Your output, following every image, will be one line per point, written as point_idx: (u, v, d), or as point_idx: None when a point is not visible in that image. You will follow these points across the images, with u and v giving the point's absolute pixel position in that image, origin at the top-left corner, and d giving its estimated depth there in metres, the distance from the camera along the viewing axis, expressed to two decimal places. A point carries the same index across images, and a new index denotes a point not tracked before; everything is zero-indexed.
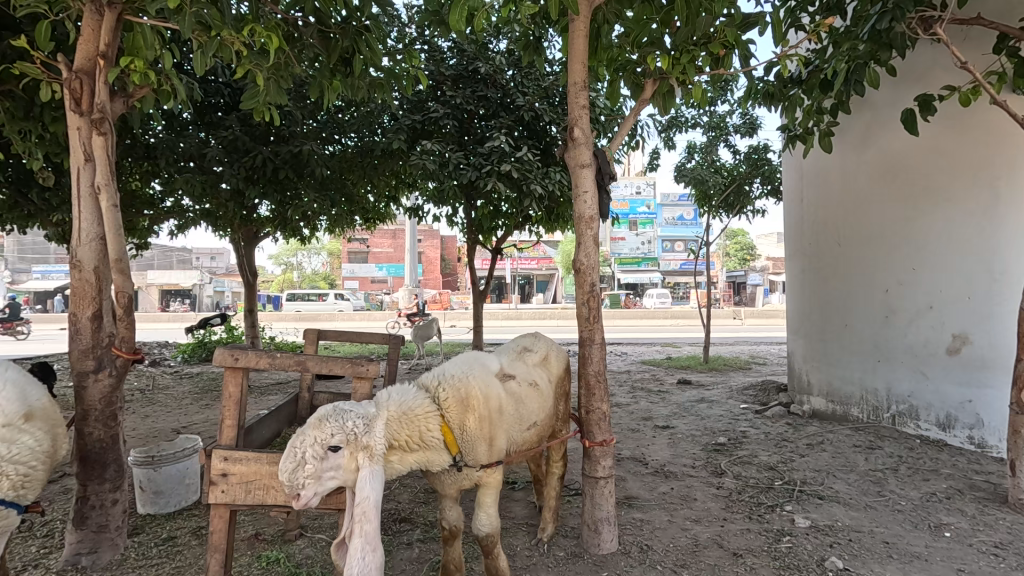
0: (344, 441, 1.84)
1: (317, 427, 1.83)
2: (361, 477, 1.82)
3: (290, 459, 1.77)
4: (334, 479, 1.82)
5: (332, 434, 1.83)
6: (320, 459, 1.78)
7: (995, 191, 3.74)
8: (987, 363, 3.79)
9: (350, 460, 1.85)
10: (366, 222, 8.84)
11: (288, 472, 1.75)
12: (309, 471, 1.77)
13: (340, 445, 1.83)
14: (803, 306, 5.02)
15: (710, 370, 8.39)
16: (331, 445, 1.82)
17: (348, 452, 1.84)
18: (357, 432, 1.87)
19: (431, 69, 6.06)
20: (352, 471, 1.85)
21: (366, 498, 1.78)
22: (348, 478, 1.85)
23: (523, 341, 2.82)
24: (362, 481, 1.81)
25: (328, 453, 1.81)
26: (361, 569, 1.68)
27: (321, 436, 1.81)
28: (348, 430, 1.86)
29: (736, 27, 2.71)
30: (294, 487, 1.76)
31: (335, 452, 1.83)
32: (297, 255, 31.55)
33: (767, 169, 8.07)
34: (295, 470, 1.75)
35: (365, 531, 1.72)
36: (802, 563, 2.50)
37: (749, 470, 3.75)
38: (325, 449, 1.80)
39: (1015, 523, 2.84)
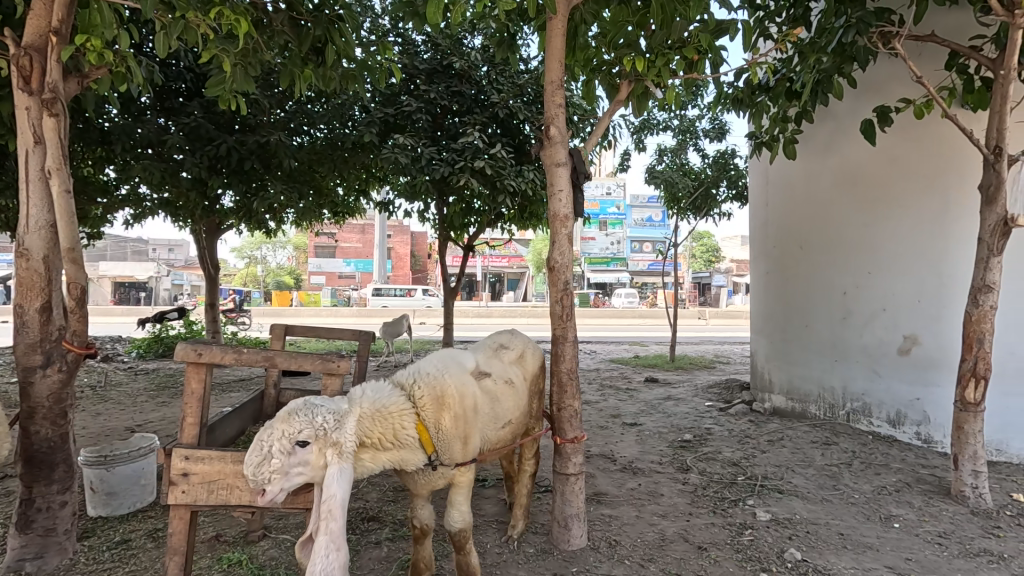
0: (312, 437, 1.83)
1: (285, 422, 1.82)
2: (328, 475, 1.81)
3: (256, 453, 1.77)
4: (300, 475, 1.81)
5: (299, 429, 1.82)
6: (286, 455, 1.77)
7: (947, 200, 3.94)
8: (935, 363, 4.00)
9: (318, 457, 1.84)
10: (335, 216, 8.66)
11: (253, 467, 1.75)
12: (275, 467, 1.76)
13: (307, 441, 1.82)
14: (767, 307, 5.20)
15: (676, 368, 8.58)
16: (298, 441, 1.81)
17: (315, 448, 1.83)
18: (326, 428, 1.86)
19: (405, 62, 5.96)
20: (319, 468, 1.83)
21: (331, 497, 1.76)
22: (315, 474, 1.84)
23: (500, 338, 2.81)
24: (329, 479, 1.80)
25: (295, 449, 1.80)
26: (324, 567, 1.68)
27: (288, 432, 1.80)
28: (317, 426, 1.85)
29: (709, 32, 2.76)
30: (258, 481, 1.76)
31: (303, 447, 1.82)
32: (261, 249, 30.64)
33: (733, 173, 8.30)
34: (260, 464, 1.75)
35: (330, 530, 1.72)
36: (763, 555, 2.59)
37: (713, 466, 3.85)
38: (292, 444, 1.79)
39: (958, 514, 3.01)
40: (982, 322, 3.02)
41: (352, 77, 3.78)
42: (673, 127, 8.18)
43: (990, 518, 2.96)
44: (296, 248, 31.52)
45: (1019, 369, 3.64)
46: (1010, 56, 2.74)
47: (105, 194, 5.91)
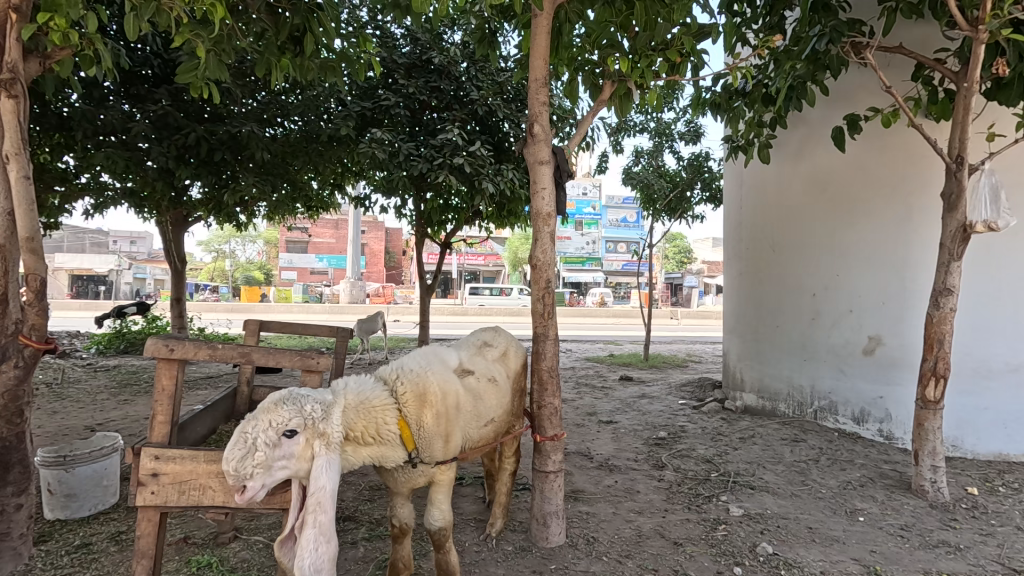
0: (301, 426, 1.80)
1: (271, 413, 1.77)
2: (317, 466, 1.78)
3: (240, 446, 1.69)
4: (284, 469, 1.75)
5: (287, 419, 1.78)
6: (271, 447, 1.72)
7: (911, 207, 4.10)
8: (897, 363, 4.16)
9: (304, 449, 1.80)
10: (309, 210, 8.47)
11: (235, 461, 1.67)
12: (260, 460, 1.70)
13: (296, 431, 1.78)
14: (739, 307, 5.33)
15: (650, 367, 8.70)
16: (286, 431, 1.76)
17: (303, 439, 1.80)
18: (315, 417, 1.83)
19: (384, 56, 5.87)
20: (305, 460, 1.79)
21: (321, 489, 1.74)
22: (301, 467, 1.79)
23: (483, 336, 2.79)
24: (319, 470, 1.77)
25: (282, 440, 1.75)
26: (313, 561, 1.68)
27: (275, 422, 1.75)
28: (306, 415, 1.82)
29: (692, 35, 2.78)
30: (241, 477, 1.68)
31: (289, 438, 1.77)
32: (229, 243, 29.76)
33: (707, 176, 8.46)
34: (244, 459, 1.68)
35: (318, 523, 1.71)
36: (737, 550, 2.65)
37: (688, 463, 3.92)
38: (279, 434, 1.74)
39: (918, 507, 3.14)
40: (943, 324, 3.15)
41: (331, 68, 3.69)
42: (649, 129, 8.28)
43: (948, 511, 3.10)
44: (267, 242, 30.77)
45: (974, 369, 3.82)
46: (973, 69, 2.86)
47: (64, 182, 5.64)
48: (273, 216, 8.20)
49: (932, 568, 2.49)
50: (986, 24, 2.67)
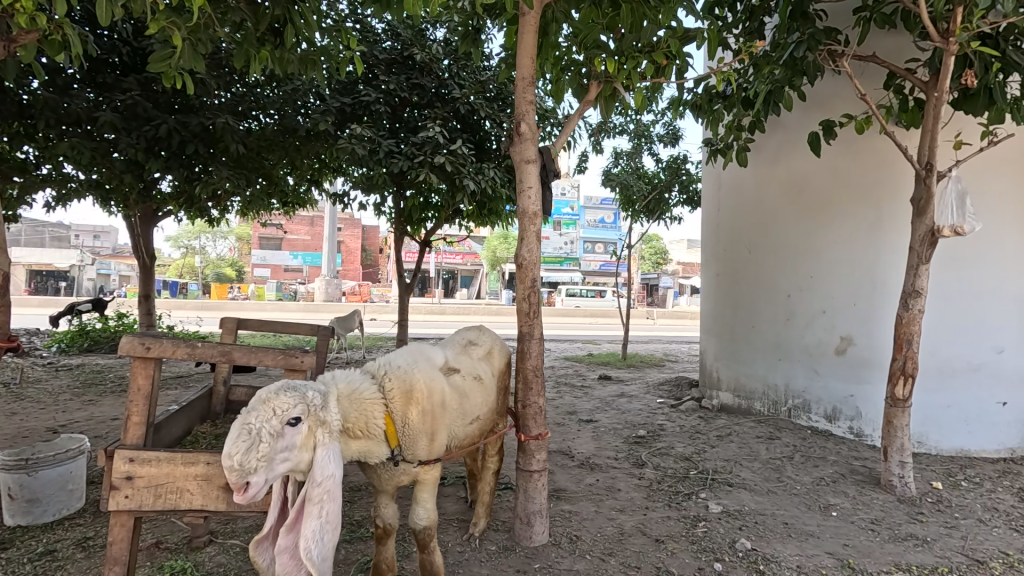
0: (304, 414, 1.77)
1: (272, 402, 1.72)
2: (320, 455, 1.75)
3: (243, 439, 1.61)
4: (285, 462, 1.70)
5: (290, 407, 1.74)
6: (275, 437, 1.67)
7: (882, 211, 4.23)
8: (867, 362, 4.29)
9: (306, 438, 1.76)
10: (285, 206, 8.30)
11: (240, 455, 1.59)
12: (264, 452, 1.63)
13: (299, 419, 1.75)
14: (716, 308, 5.43)
15: (627, 366, 8.80)
16: (289, 419, 1.72)
17: (305, 427, 1.76)
18: (316, 405, 1.81)
19: (365, 51, 5.78)
20: (307, 450, 1.76)
21: (327, 477, 1.73)
22: (302, 458, 1.75)
23: (467, 334, 2.76)
24: (323, 459, 1.74)
25: (285, 430, 1.70)
26: (320, 551, 1.69)
27: (278, 411, 1.70)
28: (308, 403, 1.79)
29: (677, 38, 2.83)
30: (244, 473, 1.59)
31: (291, 428, 1.73)
32: (200, 239, 28.94)
33: (685, 178, 8.60)
34: (249, 452, 1.60)
35: (325, 511, 1.71)
36: (716, 546, 2.69)
37: (667, 460, 3.98)
38: (283, 423, 1.70)
39: (887, 502, 3.25)
40: (913, 325, 3.27)
41: (311, 61, 3.62)
42: (629, 131, 8.37)
43: (916, 505, 3.21)
44: (239, 238, 30.04)
45: (939, 368, 3.98)
46: (942, 80, 2.97)
47: (24, 173, 5.39)
48: (248, 211, 8.00)
49: (902, 561, 2.58)
50: (955, 37, 2.77)
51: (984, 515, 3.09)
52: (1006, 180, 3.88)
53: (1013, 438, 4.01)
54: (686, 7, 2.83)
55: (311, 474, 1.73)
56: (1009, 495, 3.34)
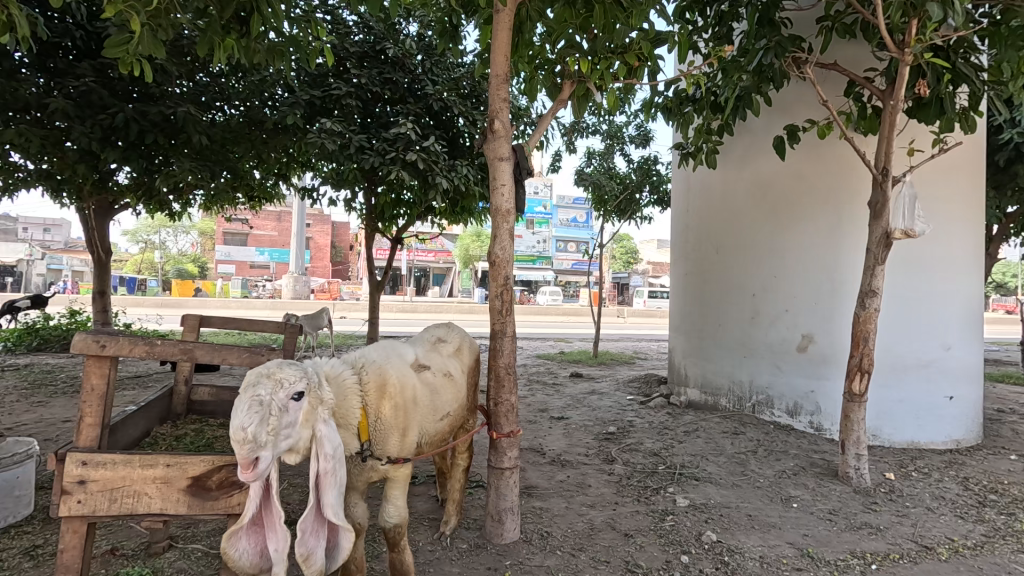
0: (305, 389, 1.81)
1: (276, 376, 1.75)
2: (319, 430, 1.79)
3: (254, 412, 1.62)
4: (288, 437, 1.73)
5: (293, 381, 1.78)
6: (282, 410, 1.70)
7: (841, 214, 4.40)
8: (827, 359, 4.46)
9: (305, 413, 1.80)
10: (251, 201, 8.06)
11: (254, 427, 1.60)
12: (273, 425, 1.66)
13: (301, 393, 1.79)
14: (684, 307, 5.55)
15: (598, 364, 8.89)
16: (293, 393, 1.77)
17: (306, 402, 1.80)
18: (315, 382, 1.86)
19: (335, 43, 5.65)
20: (308, 427, 1.79)
21: (335, 449, 1.81)
22: (302, 434, 1.78)
23: (436, 332, 2.70)
24: (321, 434, 1.79)
25: (290, 404, 1.74)
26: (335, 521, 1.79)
27: (283, 384, 1.75)
28: (308, 378, 1.83)
29: (649, 41, 2.88)
30: (256, 448, 1.60)
31: (294, 403, 1.77)
32: (160, 233, 27.83)
33: (655, 179, 8.75)
34: (261, 424, 1.62)
35: (338, 478, 1.82)
36: (683, 539, 2.75)
37: (636, 456, 4.04)
38: (288, 397, 1.74)
39: (844, 493, 3.39)
40: (869, 323, 3.41)
41: (279, 52, 3.52)
42: (601, 131, 8.45)
43: (870, 496, 3.36)
44: (202, 233, 29.05)
45: (893, 364, 4.16)
46: (897, 90, 3.11)
47: None
48: (211, 205, 7.73)
49: (858, 549, 2.69)
50: (909, 48, 2.90)
51: (932, 503, 3.26)
52: (954, 186, 4.09)
53: (959, 430, 4.24)
54: (658, 10, 2.87)
55: (316, 450, 1.78)
56: (955, 484, 3.53)
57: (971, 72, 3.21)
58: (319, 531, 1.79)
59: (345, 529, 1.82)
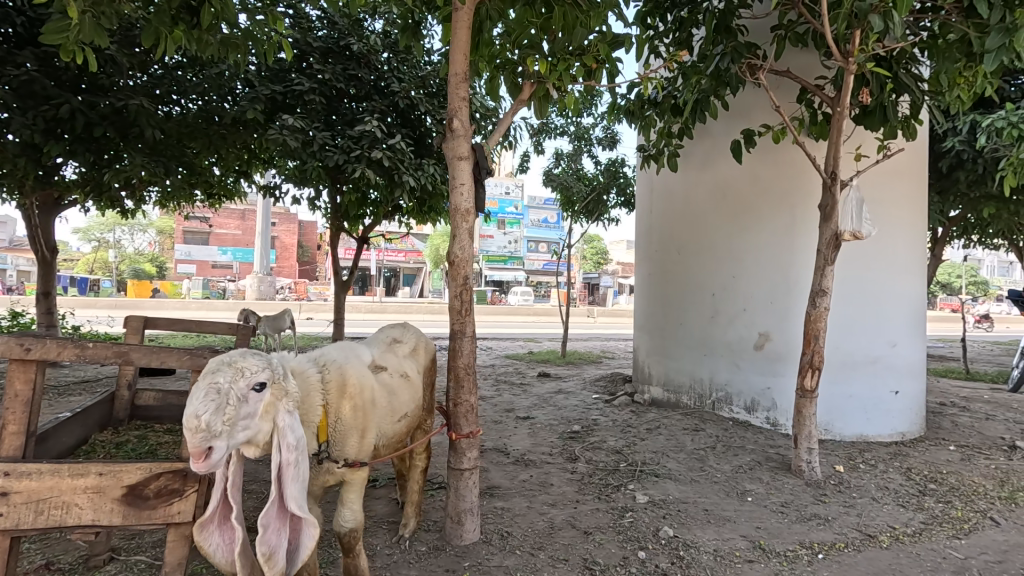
0: (269, 380, 1.73)
1: (238, 365, 1.68)
2: (280, 424, 1.70)
3: (209, 400, 1.57)
4: (246, 429, 1.65)
5: (257, 371, 1.70)
6: (240, 401, 1.63)
7: (796, 216, 4.55)
8: (782, 357, 4.61)
9: (268, 405, 1.72)
10: (210, 198, 7.80)
11: (207, 416, 1.55)
12: (229, 415, 1.60)
13: (264, 384, 1.71)
14: (648, 306, 5.65)
15: (566, 364, 8.97)
16: (255, 383, 1.69)
17: (269, 394, 1.72)
18: (280, 373, 1.77)
19: (296, 37, 5.51)
20: (269, 419, 1.71)
21: (299, 441, 1.73)
22: (263, 427, 1.70)
23: (392, 332, 2.68)
24: (283, 429, 1.70)
25: (250, 394, 1.67)
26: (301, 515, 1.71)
27: (245, 373, 1.67)
28: (274, 369, 1.75)
29: (607, 43, 2.92)
30: (209, 438, 1.55)
31: (255, 393, 1.69)
32: (114, 231, 26.65)
33: (622, 180, 8.88)
34: (216, 413, 1.56)
35: (301, 470, 1.73)
36: (641, 535, 2.79)
37: (599, 454, 4.09)
38: (248, 387, 1.66)
39: (796, 486, 3.50)
40: (819, 321, 3.54)
41: (235, 45, 3.42)
42: (569, 132, 8.52)
43: (820, 488, 3.48)
44: (160, 231, 27.96)
45: (843, 361, 4.33)
46: (843, 97, 3.24)
47: None
48: (166, 203, 7.44)
49: (807, 539, 2.78)
50: (854, 58, 3.03)
51: (877, 494, 3.40)
52: (898, 190, 4.29)
53: (903, 423, 4.45)
54: (617, 14, 2.92)
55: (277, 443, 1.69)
56: (899, 474, 3.69)
57: (912, 82, 3.37)
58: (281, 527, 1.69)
59: (309, 525, 1.71)
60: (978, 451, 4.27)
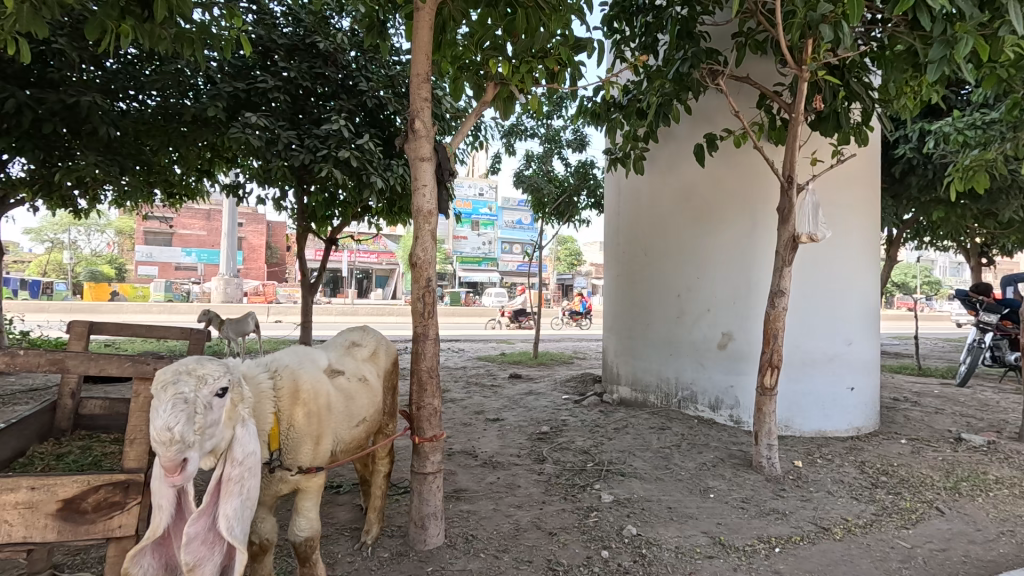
0: (229, 385, 1.69)
1: (197, 372, 1.62)
2: (239, 431, 1.67)
3: (180, 410, 1.51)
4: (213, 438, 1.60)
5: (217, 377, 1.66)
6: (208, 408, 1.58)
7: (756, 219, 4.68)
8: (744, 356, 4.73)
9: (229, 412, 1.68)
10: (170, 198, 7.54)
11: (182, 426, 1.49)
12: (199, 424, 1.55)
13: (224, 390, 1.67)
14: (616, 307, 5.71)
15: (538, 365, 8.99)
16: (217, 390, 1.64)
17: (229, 400, 1.68)
18: (237, 379, 1.74)
19: (260, 33, 5.38)
20: (231, 426, 1.67)
21: (249, 456, 1.68)
22: (224, 435, 1.65)
23: (351, 335, 2.64)
24: (242, 436, 1.67)
25: (214, 401, 1.62)
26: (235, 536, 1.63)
27: (207, 380, 1.62)
28: (231, 375, 1.71)
29: (569, 47, 2.95)
30: (183, 449, 1.50)
31: (217, 400, 1.64)
32: (70, 231, 25.48)
33: (592, 183, 8.97)
34: (188, 423, 1.51)
35: (246, 488, 1.67)
36: (605, 534, 2.82)
37: (567, 455, 4.11)
38: (212, 394, 1.61)
39: (757, 481, 3.59)
40: (778, 320, 3.64)
41: (190, 40, 3.31)
42: (539, 134, 8.56)
43: (779, 483, 3.58)
44: (119, 232, 26.91)
45: (802, 359, 4.47)
46: (798, 103, 3.35)
47: None
48: (123, 202, 7.16)
49: (765, 534, 2.85)
50: (807, 65, 3.14)
51: (833, 487, 3.52)
52: (851, 195, 4.46)
53: (859, 418, 4.62)
54: (579, 17, 2.95)
55: (233, 454, 1.65)
56: (853, 468, 3.83)
57: (862, 90, 3.51)
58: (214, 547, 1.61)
59: (241, 550, 1.62)
60: (927, 444, 4.46)
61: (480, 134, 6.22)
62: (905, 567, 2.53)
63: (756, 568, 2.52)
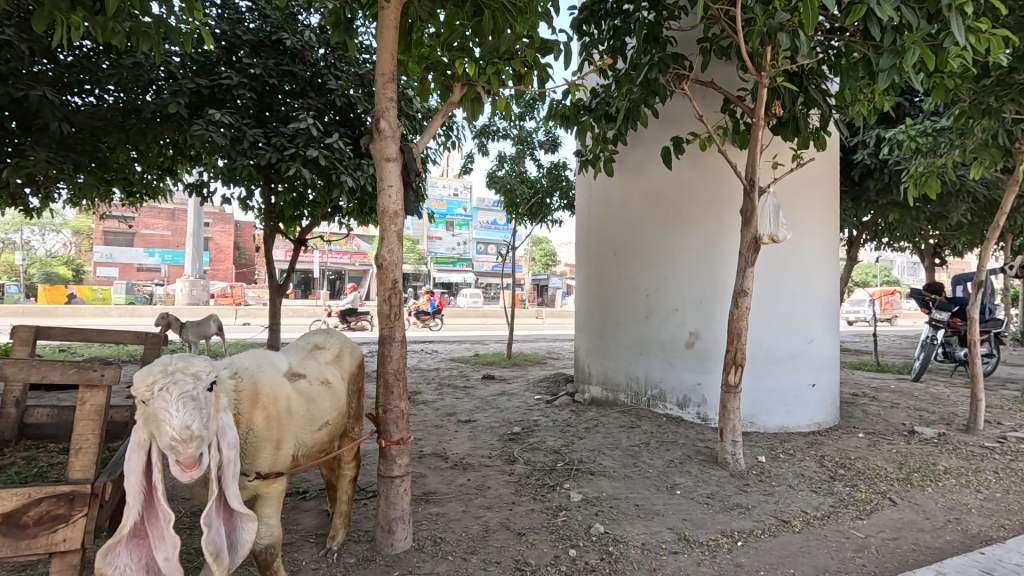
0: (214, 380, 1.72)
1: (190, 369, 1.63)
2: (223, 422, 1.73)
3: (193, 409, 1.57)
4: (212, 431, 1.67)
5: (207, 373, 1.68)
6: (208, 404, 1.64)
7: (722, 221, 4.79)
8: (711, 354, 4.83)
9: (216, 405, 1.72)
10: (129, 197, 7.27)
11: (200, 424, 1.58)
12: (206, 420, 1.62)
13: (212, 384, 1.71)
14: (588, 308, 5.76)
15: (512, 366, 9.00)
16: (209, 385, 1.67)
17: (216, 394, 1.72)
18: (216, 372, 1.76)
19: (223, 29, 5.23)
20: (219, 417, 1.72)
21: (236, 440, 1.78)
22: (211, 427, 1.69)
23: (313, 338, 2.59)
24: (224, 426, 1.73)
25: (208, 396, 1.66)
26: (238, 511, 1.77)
27: (201, 376, 1.65)
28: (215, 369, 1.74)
29: (535, 50, 2.97)
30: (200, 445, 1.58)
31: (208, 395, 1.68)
32: (22, 231, 24.34)
33: (564, 184, 9.03)
34: (202, 420, 1.59)
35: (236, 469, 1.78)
36: (573, 533, 2.84)
37: (537, 455, 4.13)
38: (208, 390, 1.65)
39: (722, 477, 3.68)
40: (741, 319, 3.72)
41: (146, 34, 3.20)
42: (512, 135, 8.57)
43: (743, 478, 3.67)
44: (76, 232, 25.85)
45: (765, 357, 4.60)
46: (758, 108, 3.46)
47: None
48: (78, 201, 6.88)
49: (727, 528, 2.92)
50: (766, 72, 3.24)
51: (793, 481, 3.62)
52: (811, 198, 4.61)
53: (820, 414, 4.78)
54: (544, 20, 2.97)
55: (223, 441, 1.72)
56: (813, 462, 3.96)
57: (818, 96, 3.65)
58: (220, 523, 1.73)
59: (249, 519, 1.79)
60: (883, 437, 4.64)
61: (452, 134, 6.19)
62: (859, 556, 2.63)
63: (719, 561, 2.58)
